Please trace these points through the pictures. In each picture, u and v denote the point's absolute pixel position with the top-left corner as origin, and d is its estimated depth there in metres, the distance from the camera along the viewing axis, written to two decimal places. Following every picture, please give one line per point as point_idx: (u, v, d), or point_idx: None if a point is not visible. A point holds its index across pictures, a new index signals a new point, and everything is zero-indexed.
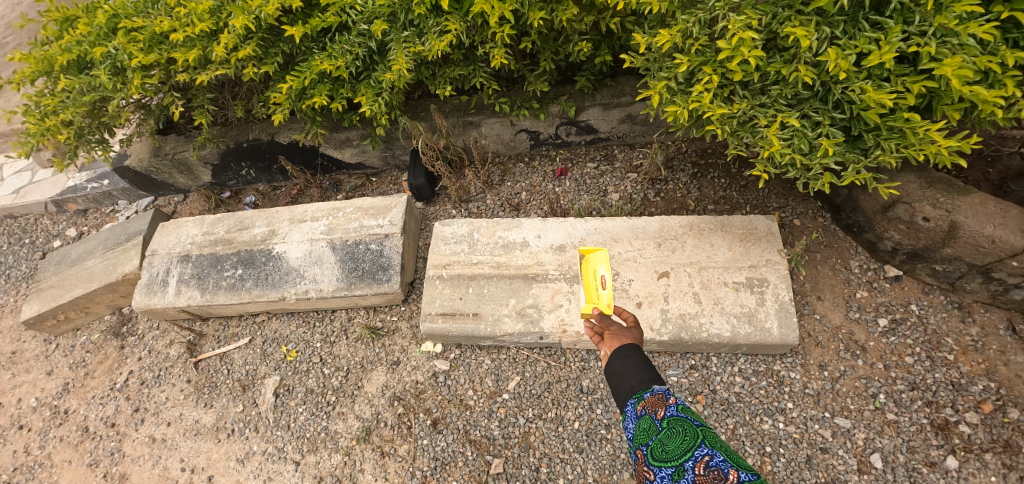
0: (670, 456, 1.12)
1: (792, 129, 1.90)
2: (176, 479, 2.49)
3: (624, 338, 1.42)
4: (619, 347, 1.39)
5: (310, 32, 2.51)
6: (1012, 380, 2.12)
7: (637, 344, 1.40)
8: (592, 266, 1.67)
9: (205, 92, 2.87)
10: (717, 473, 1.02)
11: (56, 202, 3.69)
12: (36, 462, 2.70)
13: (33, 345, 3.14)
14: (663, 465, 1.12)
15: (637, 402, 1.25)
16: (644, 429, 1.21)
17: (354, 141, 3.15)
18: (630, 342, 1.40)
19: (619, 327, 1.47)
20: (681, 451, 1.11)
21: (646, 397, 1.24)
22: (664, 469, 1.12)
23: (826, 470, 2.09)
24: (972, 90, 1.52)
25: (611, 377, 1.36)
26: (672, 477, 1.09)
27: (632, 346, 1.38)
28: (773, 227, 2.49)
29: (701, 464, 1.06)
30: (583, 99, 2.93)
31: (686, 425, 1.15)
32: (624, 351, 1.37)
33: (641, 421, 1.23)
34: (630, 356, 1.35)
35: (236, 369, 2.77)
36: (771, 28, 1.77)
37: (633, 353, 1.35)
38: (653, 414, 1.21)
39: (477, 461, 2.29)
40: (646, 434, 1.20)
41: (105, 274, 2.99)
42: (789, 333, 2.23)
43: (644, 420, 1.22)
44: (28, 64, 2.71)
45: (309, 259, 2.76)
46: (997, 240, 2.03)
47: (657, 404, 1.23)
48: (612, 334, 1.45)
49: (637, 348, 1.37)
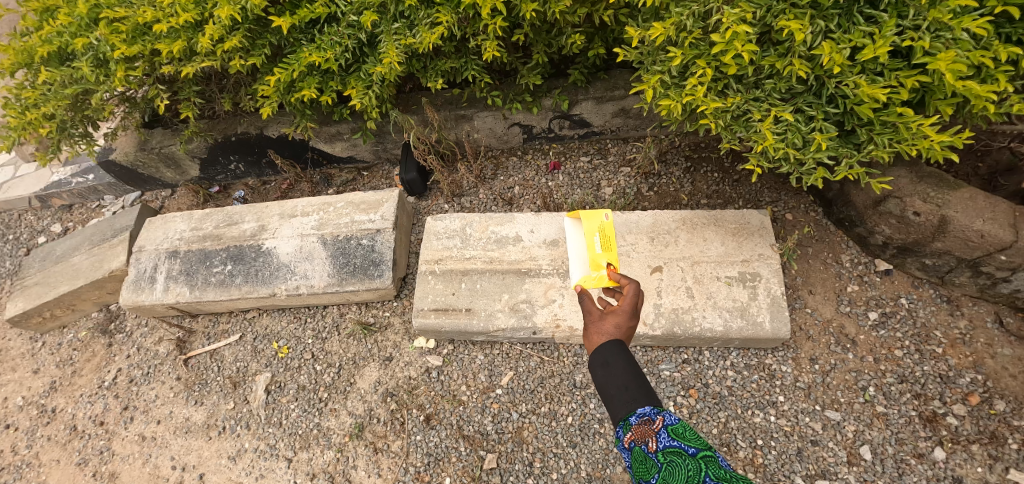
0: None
1: (786, 123, 1.89)
2: (167, 477, 2.47)
3: (603, 334, 1.41)
4: (599, 353, 1.36)
5: (298, 23, 2.45)
6: (999, 373, 2.15)
7: (618, 344, 1.36)
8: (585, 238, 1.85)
9: (191, 84, 2.81)
10: None
11: (39, 197, 3.62)
12: (23, 461, 2.67)
13: (19, 343, 3.09)
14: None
15: (628, 432, 1.23)
16: (641, 463, 1.19)
17: (345, 135, 3.11)
18: (609, 346, 1.36)
19: (599, 316, 1.46)
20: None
21: (633, 425, 1.22)
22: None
23: (816, 462, 2.11)
24: (966, 85, 1.52)
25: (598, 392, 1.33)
26: None
27: (612, 348, 1.35)
28: (765, 222, 2.49)
29: None
30: (577, 92, 2.91)
31: (682, 456, 1.12)
32: (604, 358, 1.34)
33: (636, 454, 1.21)
34: (610, 366, 1.31)
35: (227, 366, 2.74)
36: (765, 21, 1.75)
37: (613, 360, 1.32)
38: (645, 445, 1.19)
39: (470, 457, 2.29)
40: (646, 469, 1.18)
41: (91, 271, 2.94)
42: (780, 327, 2.24)
43: (639, 453, 1.20)
44: (7, 55, 2.64)
45: (300, 255, 2.73)
46: (986, 234, 2.05)
47: (646, 431, 1.20)
48: (594, 331, 1.44)
49: (617, 354, 1.33)
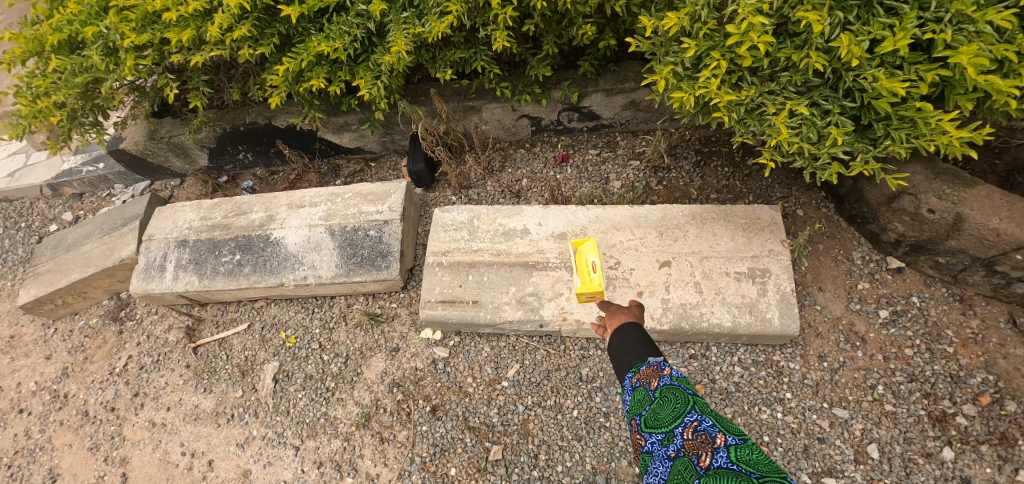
0: (661, 423, 1.13)
1: (801, 117, 1.85)
2: (177, 463, 2.50)
3: (623, 316, 1.42)
4: (619, 323, 1.39)
5: (307, 12, 2.43)
6: (1011, 373, 2.12)
7: (637, 322, 1.41)
8: (583, 257, 1.80)
9: (200, 73, 2.80)
10: (706, 437, 1.05)
11: (50, 185, 3.65)
12: (36, 445, 2.71)
13: (32, 329, 3.14)
14: (654, 432, 1.13)
15: (634, 375, 1.25)
16: (638, 399, 1.21)
17: (353, 125, 3.11)
18: (630, 320, 1.40)
19: (619, 307, 1.47)
20: (672, 418, 1.12)
21: (641, 369, 1.24)
22: (655, 435, 1.13)
23: (823, 460, 2.10)
24: (988, 79, 1.49)
25: (611, 353, 1.36)
26: (662, 442, 1.11)
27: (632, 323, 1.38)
28: (776, 217, 2.46)
29: (690, 429, 1.08)
30: (586, 84, 2.88)
31: (678, 394, 1.16)
32: (624, 328, 1.37)
33: (635, 392, 1.22)
34: (628, 332, 1.35)
35: (235, 354, 2.77)
36: (782, 12, 1.71)
37: (632, 329, 1.35)
38: (647, 385, 1.21)
39: (476, 448, 2.30)
40: (640, 404, 1.20)
41: (102, 259, 2.96)
42: (790, 324, 2.22)
43: (639, 391, 1.21)
44: (17, 43, 2.64)
45: (307, 245, 2.73)
46: (1002, 233, 2.00)
47: (651, 375, 1.22)
48: (612, 314, 1.45)
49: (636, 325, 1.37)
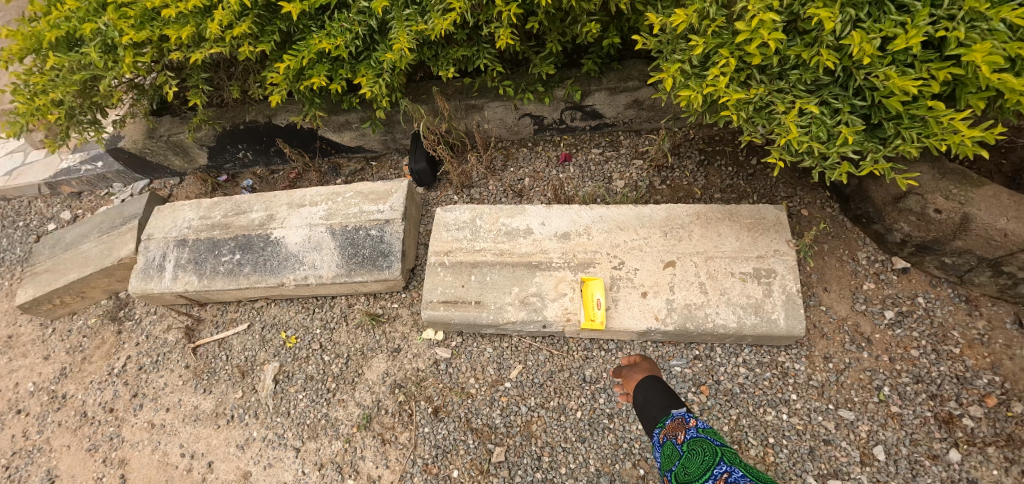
0: (692, 474, 1.40)
1: (811, 116, 1.83)
2: (176, 464, 2.48)
3: (638, 373, 2.06)
4: (641, 382, 1.90)
5: (308, 9, 2.41)
6: (1018, 374, 2.10)
7: (653, 375, 1.97)
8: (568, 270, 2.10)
9: (200, 71, 2.77)
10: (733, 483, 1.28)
11: (49, 184, 3.62)
12: (34, 446, 2.68)
13: (30, 329, 3.11)
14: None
15: (662, 430, 1.64)
16: (670, 453, 1.55)
17: (354, 124, 3.08)
18: (650, 377, 1.93)
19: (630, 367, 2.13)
20: (702, 470, 1.38)
21: (668, 424, 1.63)
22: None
23: (828, 462, 2.08)
24: (1001, 78, 1.47)
25: (638, 410, 1.81)
26: None
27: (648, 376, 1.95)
28: (781, 217, 2.44)
29: (719, 479, 1.31)
30: (589, 83, 2.86)
31: (704, 446, 1.45)
32: (645, 385, 1.88)
33: (665, 445, 1.59)
34: (649, 386, 1.85)
35: (235, 355, 2.74)
36: (792, 9, 1.69)
37: (650, 379, 1.90)
38: (676, 439, 1.56)
39: (478, 449, 2.28)
40: (671, 458, 1.53)
41: (100, 259, 2.93)
42: (795, 324, 2.20)
43: (668, 445, 1.58)
44: (15, 40, 2.61)
45: (308, 244, 2.71)
46: (1009, 233, 1.99)
47: (677, 428, 1.60)
48: (629, 376, 2.08)
49: (654, 380, 1.88)
